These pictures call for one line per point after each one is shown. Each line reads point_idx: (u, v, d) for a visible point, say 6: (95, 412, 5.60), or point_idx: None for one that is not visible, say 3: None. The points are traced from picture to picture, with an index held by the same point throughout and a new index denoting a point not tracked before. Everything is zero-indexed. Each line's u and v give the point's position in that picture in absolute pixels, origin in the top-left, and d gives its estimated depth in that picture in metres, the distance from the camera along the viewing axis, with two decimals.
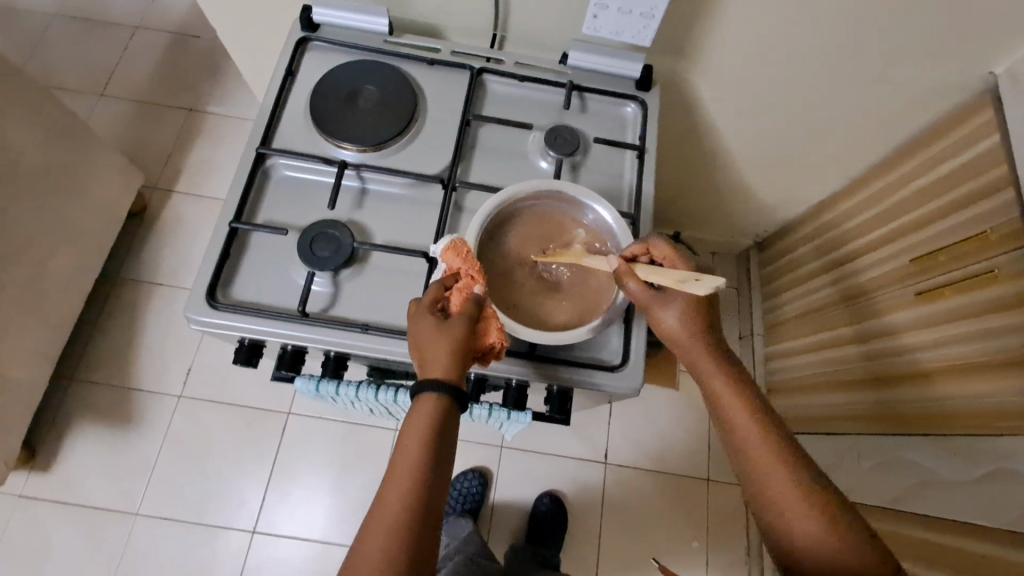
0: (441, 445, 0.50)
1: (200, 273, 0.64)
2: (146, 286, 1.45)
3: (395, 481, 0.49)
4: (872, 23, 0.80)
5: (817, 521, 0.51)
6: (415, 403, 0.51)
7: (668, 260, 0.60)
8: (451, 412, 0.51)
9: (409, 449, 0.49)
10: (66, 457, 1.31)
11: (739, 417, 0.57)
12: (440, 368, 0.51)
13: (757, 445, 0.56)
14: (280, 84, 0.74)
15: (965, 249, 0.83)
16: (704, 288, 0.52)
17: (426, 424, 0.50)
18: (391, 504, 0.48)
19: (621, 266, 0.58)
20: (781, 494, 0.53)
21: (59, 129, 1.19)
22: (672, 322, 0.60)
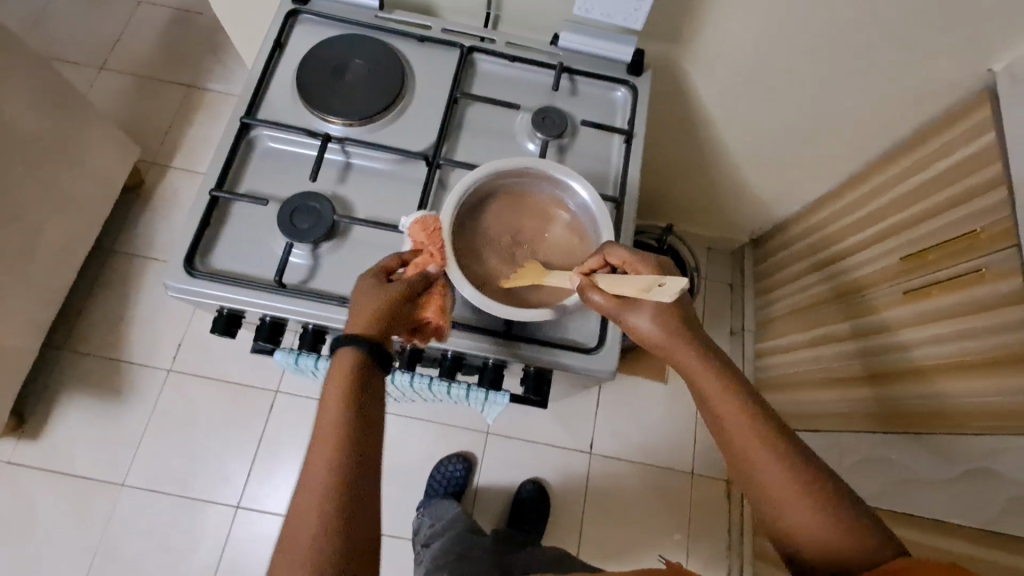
0: (360, 402, 0.49)
1: (179, 241, 0.64)
2: (139, 260, 1.45)
3: (317, 452, 0.47)
4: (869, 14, 0.78)
5: (815, 513, 0.49)
6: (329, 371, 0.50)
7: (628, 265, 0.55)
8: (372, 371, 0.51)
9: (325, 417, 0.48)
10: (55, 427, 1.32)
11: (728, 414, 0.54)
12: (363, 333, 0.52)
13: (750, 444, 0.53)
14: (268, 55, 0.73)
15: (955, 248, 0.82)
16: (666, 295, 0.43)
17: (342, 387, 0.49)
18: (318, 473, 0.46)
19: (582, 282, 0.56)
20: (779, 490, 0.51)
21: (54, 98, 1.18)
22: (647, 326, 0.56)
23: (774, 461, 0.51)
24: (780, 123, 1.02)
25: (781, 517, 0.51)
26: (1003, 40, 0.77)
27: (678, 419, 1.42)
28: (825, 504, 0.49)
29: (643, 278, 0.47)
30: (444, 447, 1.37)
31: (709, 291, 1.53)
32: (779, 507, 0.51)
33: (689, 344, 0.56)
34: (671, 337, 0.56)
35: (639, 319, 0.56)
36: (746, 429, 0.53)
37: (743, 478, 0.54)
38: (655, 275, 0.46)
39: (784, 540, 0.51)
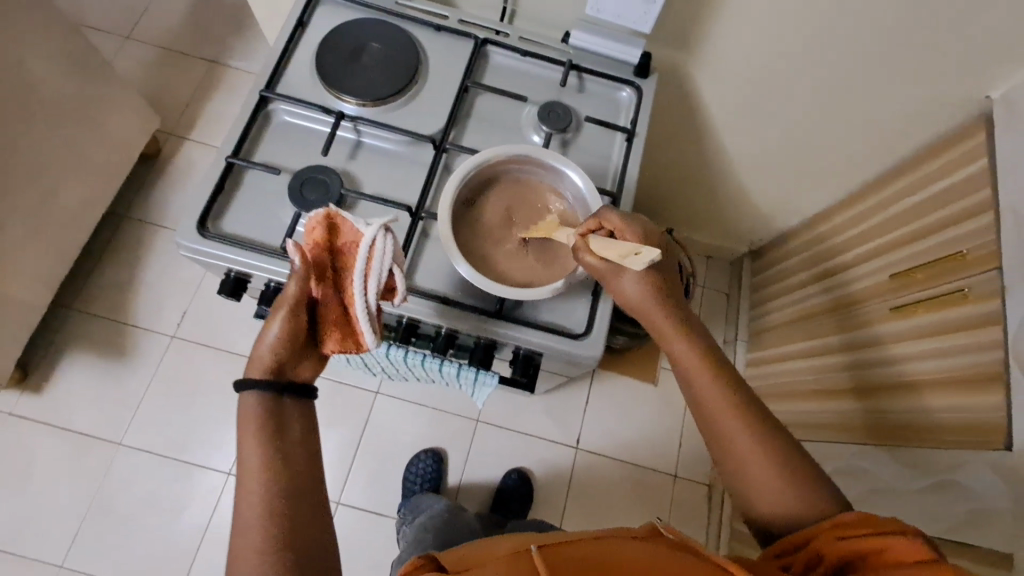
0: (279, 422, 0.54)
1: (194, 203, 0.67)
2: (151, 227, 1.49)
3: (249, 471, 0.51)
4: (873, 33, 0.81)
5: (772, 468, 0.54)
6: (241, 400, 0.54)
7: (620, 231, 0.60)
8: (285, 396, 0.55)
9: (248, 441, 0.52)
10: (58, 382, 1.36)
11: (699, 377, 0.59)
12: (260, 365, 0.54)
13: (717, 405, 0.58)
14: (290, 33, 0.76)
15: (943, 268, 0.85)
16: (642, 263, 0.54)
17: (258, 415, 0.53)
18: (252, 489, 0.50)
19: (576, 242, 0.60)
20: (742, 447, 0.56)
21: (80, 62, 1.22)
22: (633, 290, 0.60)
23: (735, 421, 0.57)
24: (782, 135, 1.05)
25: (742, 473, 0.55)
26: (1002, 68, 0.79)
27: (665, 421, 1.45)
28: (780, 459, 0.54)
29: (624, 246, 0.56)
30: (434, 431, 1.40)
31: (705, 298, 1.55)
32: (741, 463, 0.56)
33: (668, 311, 0.61)
34: (653, 301, 0.61)
35: (623, 281, 0.60)
36: (715, 391, 0.58)
37: (711, 438, 0.58)
38: (637, 245, 0.55)
39: (741, 494, 0.56)
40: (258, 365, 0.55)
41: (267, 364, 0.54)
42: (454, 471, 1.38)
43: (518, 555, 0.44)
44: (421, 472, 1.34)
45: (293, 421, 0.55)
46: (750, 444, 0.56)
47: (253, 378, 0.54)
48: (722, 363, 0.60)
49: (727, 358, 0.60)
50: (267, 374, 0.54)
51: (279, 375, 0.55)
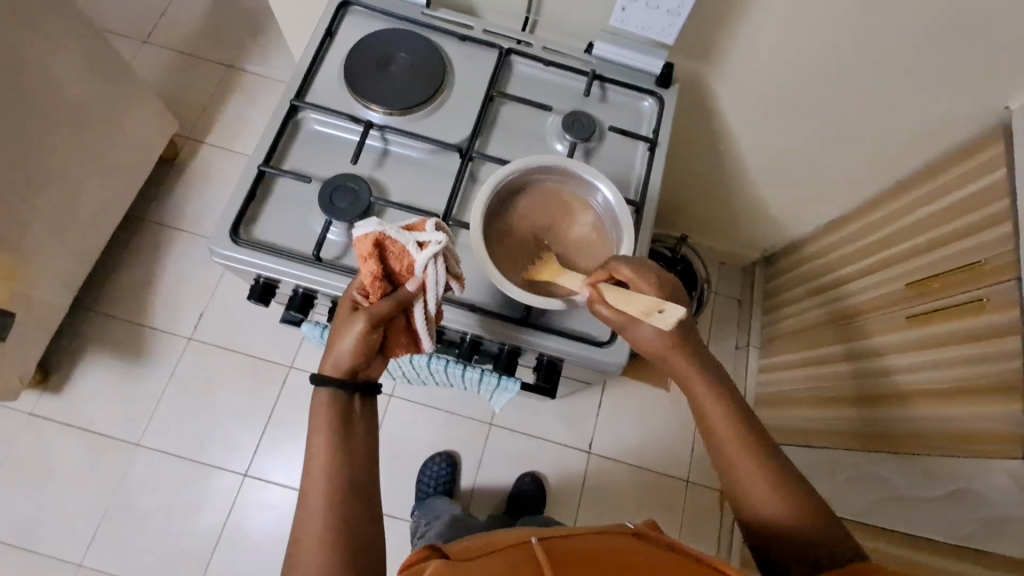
0: (346, 423, 0.57)
1: (227, 210, 0.68)
2: (169, 230, 1.50)
3: (316, 464, 0.55)
4: (892, 44, 0.81)
5: (786, 506, 0.56)
6: (314, 396, 0.58)
7: (634, 280, 0.58)
8: (354, 396, 0.59)
9: (318, 436, 0.56)
10: (77, 382, 1.38)
11: (716, 416, 0.61)
12: (337, 373, 0.58)
13: (734, 444, 0.60)
14: (319, 43, 0.78)
15: (961, 277, 0.85)
16: (667, 322, 0.50)
17: (328, 414, 0.57)
18: (318, 483, 0.54)
19: (591, 295, 0.59)
20: (756, 485, 0.58)
21: (102, 67, 1.23)
22: (652, 335, 0.60)
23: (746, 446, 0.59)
24: (799, 144, 1.05)
25: (756, 509, 0.58)
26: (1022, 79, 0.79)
27: (677, 426, 1.45)
28: (793, 498, 0.57)
29: (644, 300, 0.52)
30: (447, 434, 1.41)
31: (717, 304, 1.56)
32: (755, 500, 0.58)
33: (688, 353, 0.62)
34: (674, 346, 0.61)
35: (642, 330, 0.59)
36: (731, 430, 0.60)
37: (726, 475, 0.61)
38: (657, 300, 0.51)
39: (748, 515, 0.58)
40: (335, 375, 0.58)
41: (344, 373, 0.58)
42: (467, 474, 1.39)
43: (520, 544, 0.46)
44: (434, 476, 1.34)
45: (359, 423, 0.58)
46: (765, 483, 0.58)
47: (329, 384, 0.57)
48: (738, 402, 0.62)
49: (743, 397, 0.63)
50: (343, 377, 0.58)
51: (355, 379, 0.59)
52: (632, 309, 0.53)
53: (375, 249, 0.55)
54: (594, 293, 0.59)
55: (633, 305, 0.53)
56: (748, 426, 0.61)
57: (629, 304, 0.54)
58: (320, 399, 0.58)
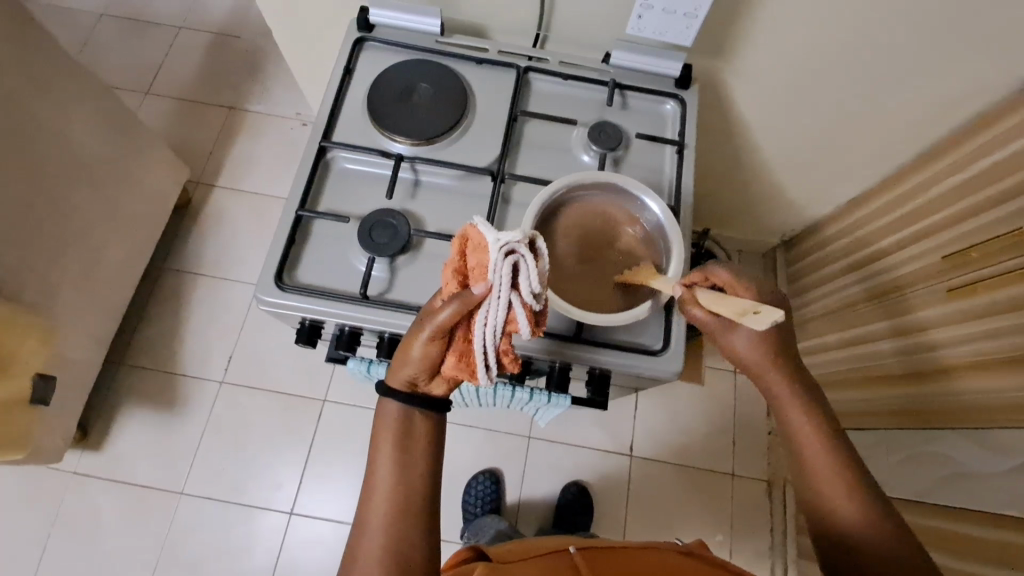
0: (412, 442, 0.56)
1: (270, 257, 0.69)
2: (190, 276, 1.51)
3: (379, 475, 0.55)
4: (909, 23, 0.80)
5: (877, 529, 0.55)
6: (383, 398, 0.57)
7: (731, 288, 0.57)
8: (417, 412, 0.57)
9: (382, 449, 0.55)
10: (116, 437, 1.38)
11: (807, 436, 0.59)
12: (400, 380, 0.56)
13: (823, 466, 0.58)
14: (340, 82, 0.79)
15: (999, 246, 0.84)
16: (762, 322, 0.47)
17: (394, 426, 0.56)
18: (379, 495, 0.54)
19: (682, 293, 0.58)
20: (845, 508, 0.56)
21: (115, 123, 1.24)
22: (747, 351, 0.59)
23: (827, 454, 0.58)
24: (817, 129, 1.05)
25: (843, 532, 0.56)
26: None
27: (715, 420, 1.44)
28: (884, 522, 0.55)
29: (744, 302, 0.50)
30: (487, 451, 1.40)
31: None
32: (843, 521, 0.56)
33: (784, 373, 0.59)
34: (769, 365, 0.59)
35: (735, 338, 0.58)
36: (820, 451, 0.58)
37: (810, 494, 0.59)
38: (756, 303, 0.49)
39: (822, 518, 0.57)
40: (396, 379, 0.57)
41: (406, 379, 0.56)
42: (511, 489, 1.38)
43: (556, 551, 0.51)
44: (479, 495, 1.34)
45: (421, 444, 0.56)
46: (852, 507, 0.56)
47: (393, 394, 0.56)
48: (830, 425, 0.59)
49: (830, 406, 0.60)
50: (408, 390, 0.57)
51: (416, 390, 0.57)
52: (727, 310, 0.51)
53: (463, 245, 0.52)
54: (687, 292, 0.57)
55: (728, 306, 0.52)
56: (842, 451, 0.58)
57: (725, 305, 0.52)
58: (389, 406, 0.57)
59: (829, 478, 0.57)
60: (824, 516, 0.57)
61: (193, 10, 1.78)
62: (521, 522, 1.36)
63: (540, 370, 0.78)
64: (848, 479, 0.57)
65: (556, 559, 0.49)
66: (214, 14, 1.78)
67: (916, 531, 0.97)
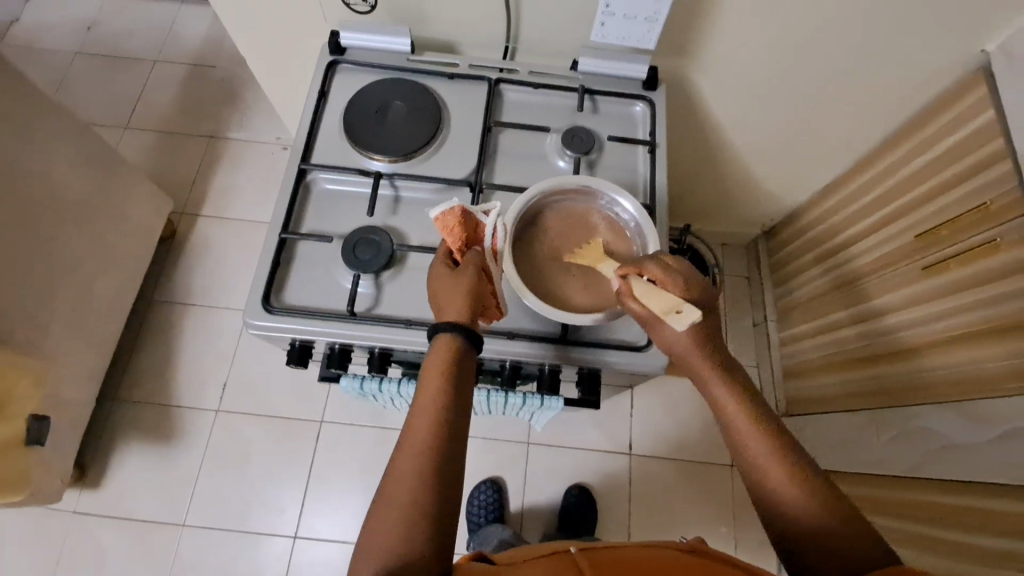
0: (444, 449, 0.52)
1: (255, 282, 0.69)
2: (179, 306, 1.51)
3: (400, 482, 0.50)
4: (863, 14, 0.84)
5: (814, 503, 0.53)
6: (421, 390, 0.55)
7: (662, 282, 0.59)
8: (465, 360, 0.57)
9: (410, 452, 0.52)
10: (113, 473, 1.37)
11: (744, 427, 0.58)
12: (435, 370, 0.55)
13: (757, 446, 0.56)
14: (315, 105, 0.81)
15: (969, 221, 0.87)
16: (682, 322, 0.57)
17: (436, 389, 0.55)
18: (395, 504, 0.49)
19: (620, 287, 0.61)
20: (782, 485, 0.54)
21: (98, 160, 1.25)
22: (676, 338, 0.59)
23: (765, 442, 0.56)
24: (786, 122, 1.07)
25: (784, 514, 0.54)
26: (998, 21, 0.82)
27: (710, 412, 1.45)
28: (820, 498, 0.53)
29: (669, 299, 0.57)
30: (487, 461, 1.41)
31: (728, 286, 1.56)
32: (782, 500, 0.54)
33: (710, 361, 0.59)
34: (696, 351, 0.59)
35: (664, 331, 0.59)
36: (752, 432, 0.57)
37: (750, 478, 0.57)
38: (679, 301, 0.57)
39: (771, 511, 0.55)
40: (432, 369, 0.56)
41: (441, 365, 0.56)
42: (514, 496, 1.38)
43: (557, 552, 0.51)
44: (483, 504, 1.34)
45: (451, 452, 0.52)
46: (789, 484, 0.54)
47: (449, 328, 0.57)
48: (760, 406, 0.59)
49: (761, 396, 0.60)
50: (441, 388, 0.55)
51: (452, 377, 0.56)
52: (655, 304, 0.58)
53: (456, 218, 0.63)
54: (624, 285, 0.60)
55: (656, 301, 0.58)
56: (775, 431, 0.57)
57: (654, 300, 0.58)
58: (426, 402, 0.54)
59: (764, 458, 0.56)
60: (765, 498, 0.55)
61: (167, 43, 1.79)
62: (526, 529, 1.36)
63: (530, 374, 0.79)
64: (781, 458, 0.56)
65: (557, 559, 0.49)
66: (188, 46, 1.79)
67: (910, 506, 0.98)
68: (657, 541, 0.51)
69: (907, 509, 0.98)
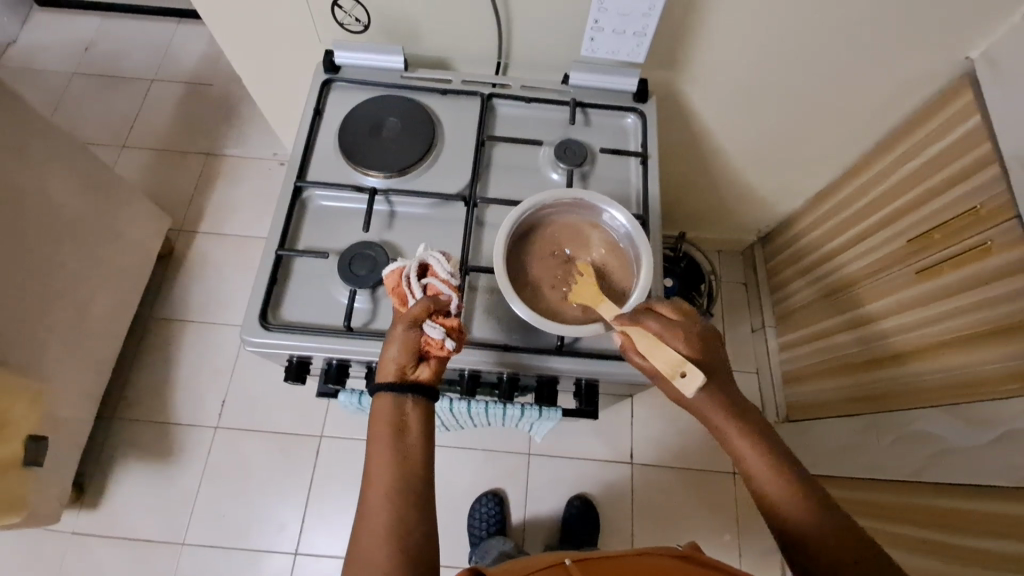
0: (406, 478, 0.55)
1: (252, 299, 0.70)
2: (177, 323, 1.51)
3: (372, 515, 0.53)
4: (848, 24, 0.85)
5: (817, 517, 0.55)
6: (370, 434, 0.57)
7: (663, 337, 0.58)
8: (406, 399, 0.58)
9: (375, 488, 0.55)
10: (112, 492, 1.36)
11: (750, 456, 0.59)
12: (382, 415, 0.57)
13: (759, 468, 0.58)
14: (311, 122, 0.82)
15: (959, 225, 0.88)
16: (689, 387, 0.56)
17: (387, 419, 0.57)
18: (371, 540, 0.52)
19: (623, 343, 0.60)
20: (790, 509, 0.56)
21: (95, 179, 1.26)
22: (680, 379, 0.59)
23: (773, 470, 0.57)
24: (776, 131, 1.09)
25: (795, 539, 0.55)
26: (980, 29, 0.83)
27: None
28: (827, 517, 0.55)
29: (673, 359, 0.56)
30: (488, 473, 1.40)
31: (725, 293, 1.57)
32: (790, 523, 0.56)
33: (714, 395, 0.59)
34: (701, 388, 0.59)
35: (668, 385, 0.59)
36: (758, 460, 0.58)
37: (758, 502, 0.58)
38: (682, 362, 0.56)
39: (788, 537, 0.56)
40: (379, 416, 0.58)
41: (387, 410, 0.57)
42: (515, 508, 1.38)
43: (552, 565, 0.50)
44: (484, 517, 1.33)
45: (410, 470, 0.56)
46: (797, 508, 0.56)
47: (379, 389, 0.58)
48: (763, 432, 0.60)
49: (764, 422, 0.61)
50: (392, 426, 0.57)
51: (399, 417, 0.57)
52: (660, 364, 0.57)
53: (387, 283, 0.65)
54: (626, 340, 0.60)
55: (660, 359, 0.57)
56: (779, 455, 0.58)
57: (659, 359, 0.57)
58: (378, 425, 0.57)
59: (772, 484, 0.57)
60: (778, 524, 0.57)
61: (165, 62, 1.81)
62: (528, 540, 1.35)
63: (528, 386, 0.80)
64: (786, 482, 0.57)
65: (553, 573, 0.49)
66: (185, 64, 1.81)
67: (911, 509, 0.97)
68: (646, 549, 0.51)
69: (907, 514, 0.98)
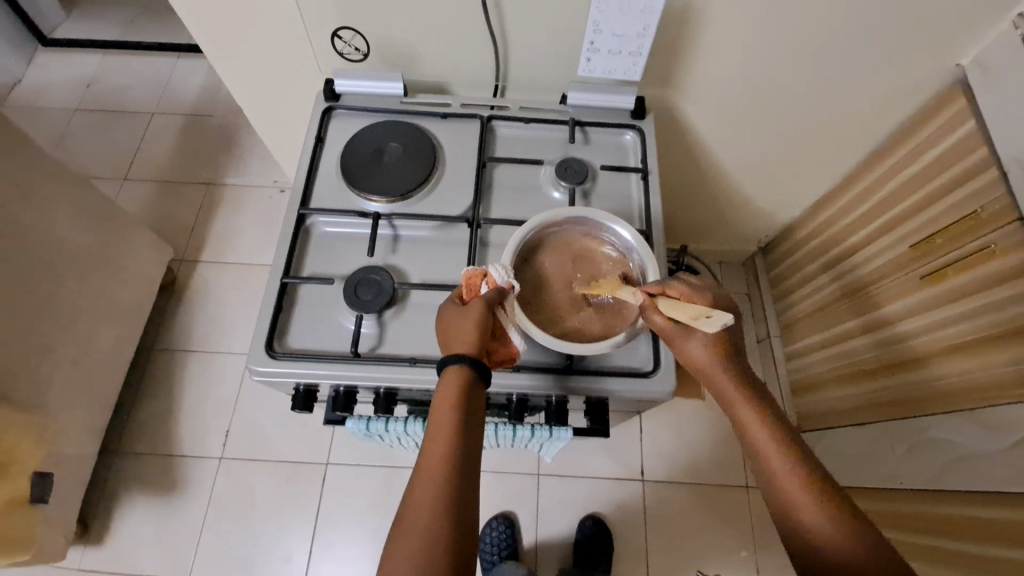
0: (463, 470, 0.52)
1: (259, 329, 0.69)
2: (181, 353, 1.51)
3: (424, 481, 0.51)
4: (838, 36, 0.87)
5: (833, 525, 0.51)
6: (433, 416, 0.54)
7: (687, 298, 0.61)
8: (472, 374, 0.56)
9: (428, 470, 0.52)
10: (118, 528, 1.34)
11: (765, 443, 0.56)
12: (448, 397, 0.55)
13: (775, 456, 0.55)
14: (313, 150, 0.82)
15: (961, 230, 0.88)
16: (713, 324, 0.53)
17: (454, 388, 0.55)
18: (416, 528, 0.49)
19: (644, 301, 0.62)
20: (806, 507, 0.52)
21: (98, 212, 1.26)
22: (698, 355, 0.60)
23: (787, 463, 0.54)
24: (773, 143, 1.10)
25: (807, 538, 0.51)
26: (968, 37, 0.85)
27: (720, 432, 1.44)
28: (858, 530, 0.50)
29: (696, 308, 0.57)
30: (498, 495, 1.38)
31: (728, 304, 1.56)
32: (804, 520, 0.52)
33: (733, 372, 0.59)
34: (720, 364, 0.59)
35: (690, 342, 0.59)
36: (781, 454, 0.55)
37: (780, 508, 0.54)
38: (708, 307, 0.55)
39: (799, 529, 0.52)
40: (443, 397, 0.55)
41: (454, 392, 0.55)
42: (527, 531, 1.35)
43: None
44: (495, 541, 1.31)
45: (472, 429, 0.55)
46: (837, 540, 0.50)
47: (457, 362, 0.56)
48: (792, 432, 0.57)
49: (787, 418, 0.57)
50: (456, 413, 0.54)
51: (467, 402, 0.55)
52: (682, 313, 0.57)
53: (476, 278, 0.63)
54: (646, 300, 0.62)
55: (683, 310, 0.58)
56: (805, 456, 0.55)
57: (680, 310, 0.57)
58: (445, 390, 0.56)
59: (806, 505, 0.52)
60: (791, 520, 0.53)
61: (165, 95, 1.84)
62: (541, 565, 1.32)
63: (538, 406, 0.79)
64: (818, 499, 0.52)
65: None
66: (185, 97, 1.84)
67: (928, 519, 0.95)
68: None
69: (927, 524, 0.95)
